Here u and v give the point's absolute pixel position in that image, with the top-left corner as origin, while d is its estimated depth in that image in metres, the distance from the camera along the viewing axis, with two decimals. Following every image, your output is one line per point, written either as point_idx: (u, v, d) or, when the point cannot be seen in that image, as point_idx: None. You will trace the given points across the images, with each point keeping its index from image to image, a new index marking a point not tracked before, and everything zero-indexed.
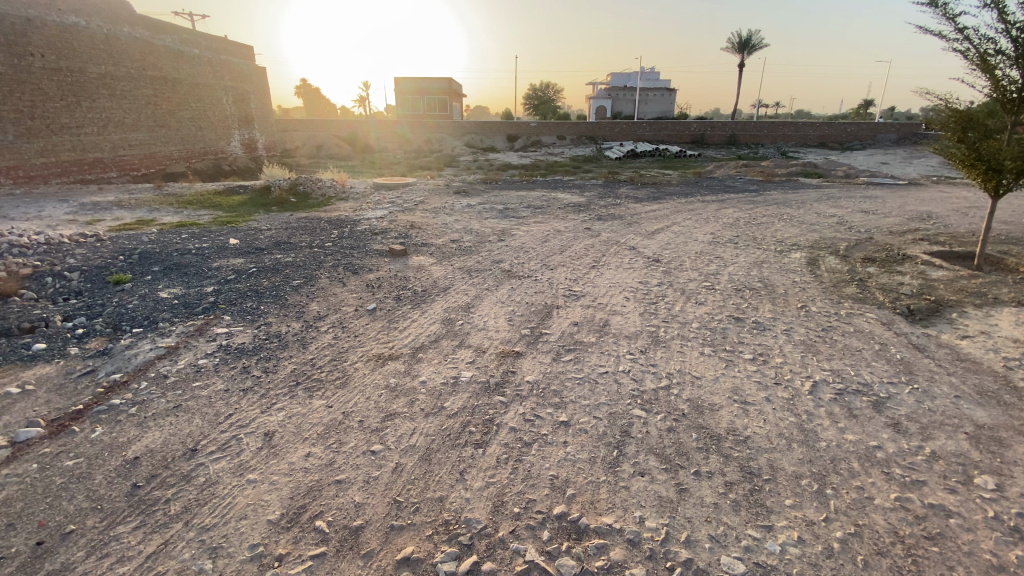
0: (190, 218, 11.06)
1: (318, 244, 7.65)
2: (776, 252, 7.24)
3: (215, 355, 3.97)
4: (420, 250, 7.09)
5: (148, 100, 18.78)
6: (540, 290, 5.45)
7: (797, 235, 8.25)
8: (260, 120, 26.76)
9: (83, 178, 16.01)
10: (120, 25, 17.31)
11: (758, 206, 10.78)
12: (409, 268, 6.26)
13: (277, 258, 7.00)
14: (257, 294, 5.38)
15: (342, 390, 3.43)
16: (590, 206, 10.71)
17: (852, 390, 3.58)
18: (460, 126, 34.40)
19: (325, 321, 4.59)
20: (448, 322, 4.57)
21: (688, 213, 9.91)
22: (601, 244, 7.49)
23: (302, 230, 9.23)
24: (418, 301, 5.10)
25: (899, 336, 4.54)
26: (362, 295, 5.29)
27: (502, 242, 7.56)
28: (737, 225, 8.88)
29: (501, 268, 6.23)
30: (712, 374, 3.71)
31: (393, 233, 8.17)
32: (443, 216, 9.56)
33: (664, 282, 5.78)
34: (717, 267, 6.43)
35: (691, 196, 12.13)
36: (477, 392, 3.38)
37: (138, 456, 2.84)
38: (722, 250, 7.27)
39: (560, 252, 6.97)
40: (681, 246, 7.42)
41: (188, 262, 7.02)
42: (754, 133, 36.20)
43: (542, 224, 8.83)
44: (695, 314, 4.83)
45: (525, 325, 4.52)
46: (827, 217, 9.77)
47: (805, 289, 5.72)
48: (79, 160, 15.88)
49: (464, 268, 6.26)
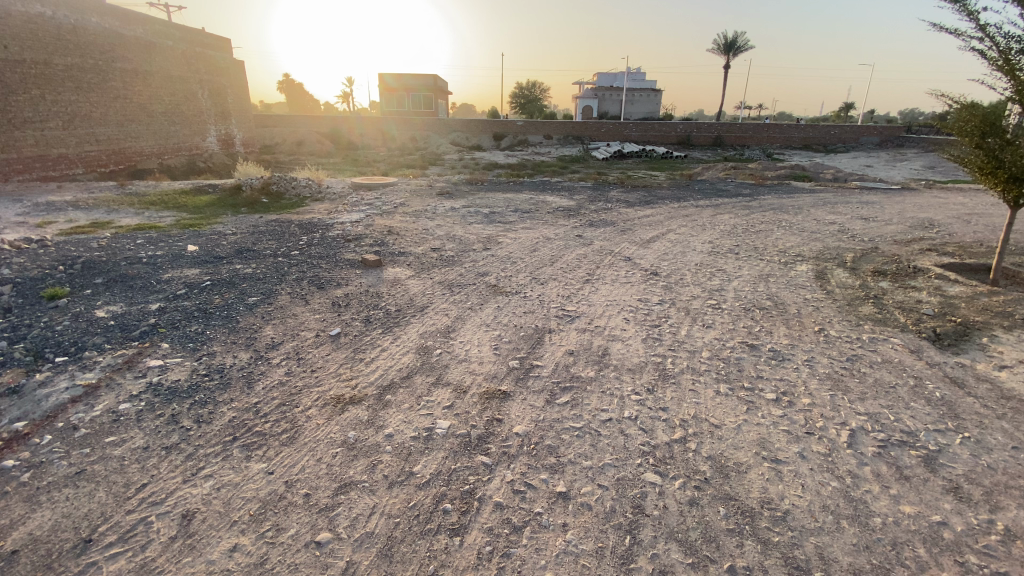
0: (150, 220, 10.26)
1: (284, 252, 6.95)
2: (782, 264, 6.73)
3: (140, 398, 3.32)
4: (396, 259, 6.45)
5: (118, 93, 17.81)
6: (529, 309, 4.86)
7: (800, 245, 7.78)
8: (238, 115, 25.76)
9: (47, 176, 14.96)
10: (87, 14, 16.38)
11: (754, 211, 10.34)
12: (383, 281, 5.63)
13: (236, 269, 6.30)
14: (206, 315, 4.70)
15: (288, 449, 2.81)
16: (580, 210, 10.17)
17: (896, 442, 3.05)
18: (445, 124, 33.70)
19: (279, 351, 3.94)
20: (423, 352, 3.94)
21: (683, 219, 9.41)
22: (593, 254, 6.93)
23: (270, 234, 8.52)
24: (389, 324, 4.47)
25: (933, 367, 4.02)
26: (326, 316, 4.65)
27: (487, 251, 6.96)
28: (736, 232, 8.40)
29: (484, 282, 5.63)
30: (732, 420, 3.16)
31: (367, 240, 7.51)
32: (424, 221, 8.93)
33: (665, 299, 5.23)
34: (721, 281, 5.91)
35: (685, 200, 11.65)
36: (455, 449, 2.78)
37: (15, 550, 2.20)
38: (724, 261, 6.76)
39: (550, 264, 6.39)
40: (680, 257, 6.89)
41: (136, 273, 6.28)
42: (740, 134, 36.10)
43: (530, 230, 8.27)
44: (704, 340, 4.27)
45: (512, 354, 3.93)
46: (827, 224, 9.33)
47: (819, 308, 5.21)
48: (42, 156, 14.84)
49: (445, 281, 5.65)
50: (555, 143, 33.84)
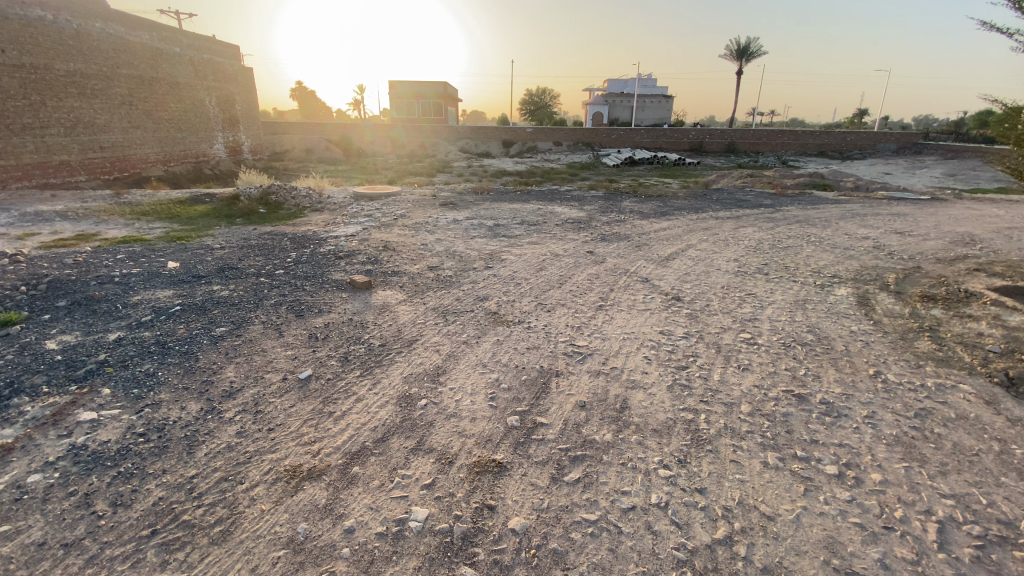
0: (139, 232, 9.78)
1: (268, 271, 6.38)
2: (818, 287, 6.02)
3: (54, 468, 2.72)
4: (388, 280, 5.84)
5: (122, 99, 17.49)
6: (533, 344, 4.19)
7: (834, 264, 7.07)
8: (245, 122, 25.50)
9: (46, 183, 14.63)
10: (91, 20, 16.05)
11: (778, 224, 9.62)
12: (370, 307, 5.01)
13: (212, 290, 5.72)
14: (163, 351, 4.12)
15: (220, 551, 2.19)
16: (591, 222, 9.56)
17: (997, 539, 2.36)
18: (454, 131, 33.27)
19: (236, 401, 3.34)
20: (406, 403, 3.31)
21: (702, 233, 8.73)
22: (607, 274, 6.26)
23: (258, 249, 7.96)
24: (370, 363, 3.83)
25: (1020, 426, 3.29)
26: (300, 351, 4.05)
27: (489, 271, 6.32)
28: (762, 249, 7.72)
29: (483, 309, 4.98)
30: (788, 509, 2.48)
31: (360, 256, 6.90)
32: (423, 234, 8.35)
33: (691, 332, 4.56)
34: (752, 308, 5.21)
35: (702, 211, 10.98)
36: (430, 557, 2.15)
37: None
38: (753, 282, 6.07)
39: (557, 286, 5.73)
40: (703, 277, 6.22)
41: (104, 295, 5.73)
42: (754, 141, 35.30)
43: (537, 246, 7.65)
44: (742, 389, 3.60)
45: (511, 406, 3.28)
46: (859, 239, 8.59)
47: (869, 344, 4.49)
48: (42, 163, 14.51)
49: (440, 307, 5.02)
50: (565, 149, 33.25)
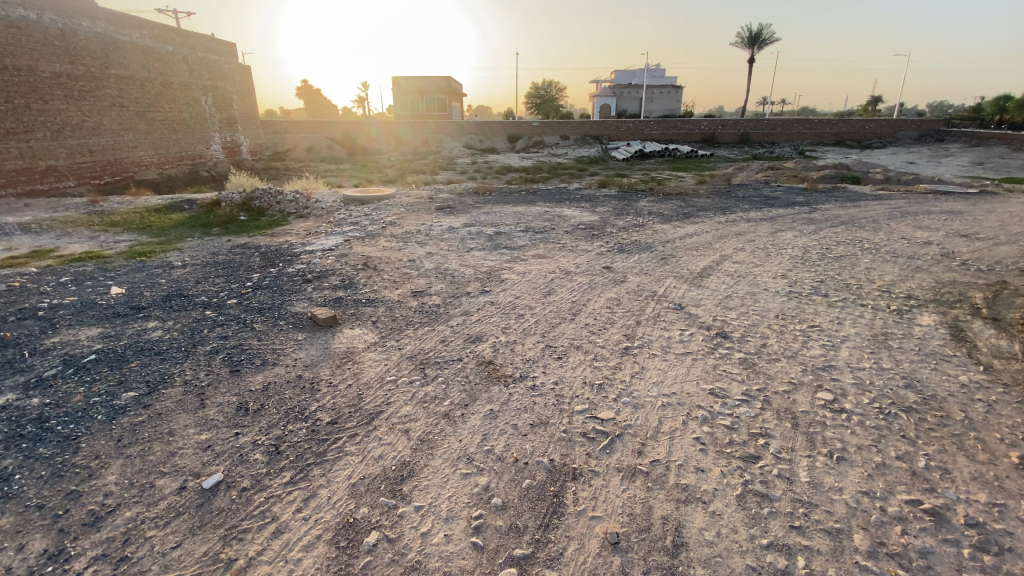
0: (101, 246, 8.78)
1: (219, 300, 5.30)
2: (894, 314, 4.81)
3: None
4: (360, 312, 4.73)
5: (113, 101, 16.50)
6: (539, 418, 3.04)
7: (902, 279, 5.88)
8: (244, 122, 24.50)
9: (32, 189, 13.69)
10: (78, 18, 15.09)
11: (821, 227, 8.39)
12: (330, 354, 3.90)
13: (145, 330, 4.66)
14: (38, 436, 3.02)
15: None
16: (605, 228, 8.42)
17: None
18: (458, 127, 32.12)
19: (98, 536, 2.27)
20: (349, 542, 2.19)
21: (736, 240, 7.58)
22: (629, 299, 5.09)
23: (222, 268, 6.92)
24: (308, 459, 2.71)
25: None
26: (217, 435, 2.96)
27: (486, 296, 5.19)
28: (809, 260, 6.54)
29: (474, 356, 3.82)
30: None
31: (332, 278, 5.80)
32: (414, 246, 7.28)
33: (753, 393, 3.38)
34: (822, 350, 4.03)
35: (729, 212, 9.80)
36: None
37: None
38: (812, 308, 4.91)
39: (569, 318, 4.58)
40: (749, 302, 5.03)
41: (13, 337, 4.65)
42: (769, 131, 33.85)
43: (545, 259, 6.54)
44: (845, 503, 2.44)
45: (506, 547, 2.15)
46: (921, 245, 7.33)
47: (997, 407, 3.29)
48: (28, 169, 13.59)
49: (418, 353, 3.89)
50: (573, 143, 31.98)
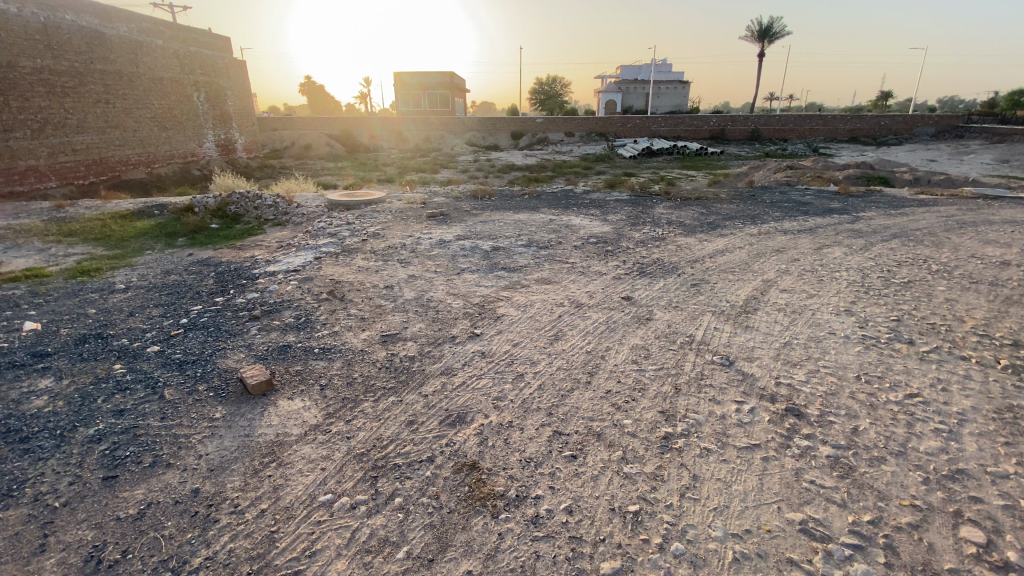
0: (47, 262, 7.67)
1: (141, 346, 4.19)
2: (1010, 374, 3.64)
3: None
4: (310, 370, 3.62)
5: (99, 97, 15.40)
6: None
7: (997, 315, 4.70)
8: (240, 119, 23.38)
9: (11, 191, 12.64)
10: (61, 11, 14.00)
11: (870, 241, 7.25)
12: (252, 448, 2.78)
13: (27, 393, 3.51)
14: None
15: None
16: (619, 242, 7.28)
17: None
18: (460, 123, 30.92)
19: None
20: None
21: (775, 258, 6.43)
22: (661, 349, 3.94)
23: (168, 293, 5.83)
24: None
25: None
26: None
27: (475, 342, 4.06)
28: (872, 286, 5.40)
29: (452, 455, 2.69)
30: None
31: (286, 314, 4.68)
32: (395, 266, 6.19)
33: (868, 531, 2.24)
34: (938, 440, 2.88)
35: (759, 220, 8.65)
36: None
37: None
38: (902, 363, 3.75)
39: (583, 383, 3.43)
40: (816, 354, 3.88)
41: None
42: (782, 126, 32.50)
43: (552, 285, 5.43)
44: None
45: None
46: (997, 266, 6.15)
47: None
48: (7, 169, 12.57)
49: (373, 448, 2.75)
50: (579, 140, 30.72)
